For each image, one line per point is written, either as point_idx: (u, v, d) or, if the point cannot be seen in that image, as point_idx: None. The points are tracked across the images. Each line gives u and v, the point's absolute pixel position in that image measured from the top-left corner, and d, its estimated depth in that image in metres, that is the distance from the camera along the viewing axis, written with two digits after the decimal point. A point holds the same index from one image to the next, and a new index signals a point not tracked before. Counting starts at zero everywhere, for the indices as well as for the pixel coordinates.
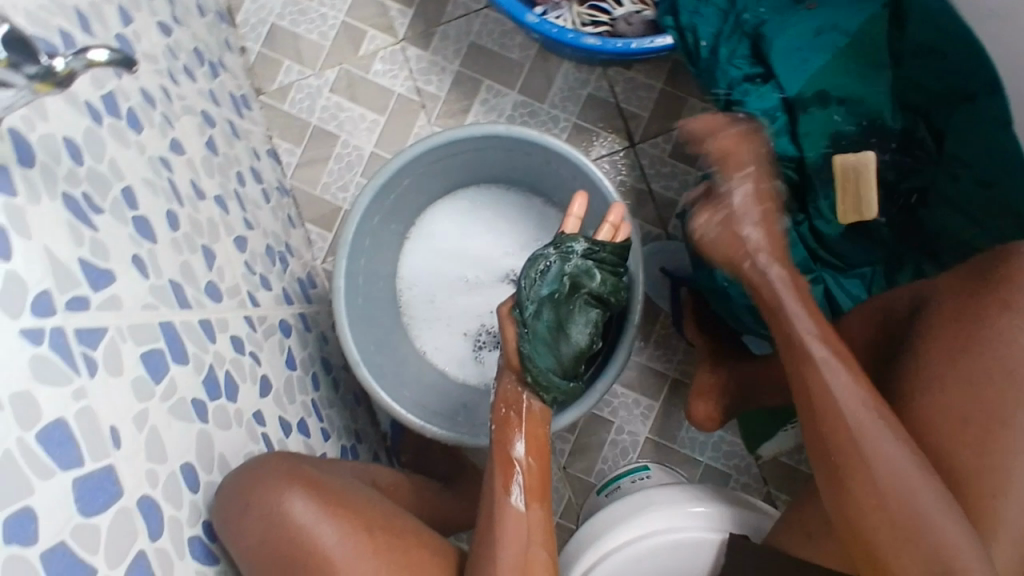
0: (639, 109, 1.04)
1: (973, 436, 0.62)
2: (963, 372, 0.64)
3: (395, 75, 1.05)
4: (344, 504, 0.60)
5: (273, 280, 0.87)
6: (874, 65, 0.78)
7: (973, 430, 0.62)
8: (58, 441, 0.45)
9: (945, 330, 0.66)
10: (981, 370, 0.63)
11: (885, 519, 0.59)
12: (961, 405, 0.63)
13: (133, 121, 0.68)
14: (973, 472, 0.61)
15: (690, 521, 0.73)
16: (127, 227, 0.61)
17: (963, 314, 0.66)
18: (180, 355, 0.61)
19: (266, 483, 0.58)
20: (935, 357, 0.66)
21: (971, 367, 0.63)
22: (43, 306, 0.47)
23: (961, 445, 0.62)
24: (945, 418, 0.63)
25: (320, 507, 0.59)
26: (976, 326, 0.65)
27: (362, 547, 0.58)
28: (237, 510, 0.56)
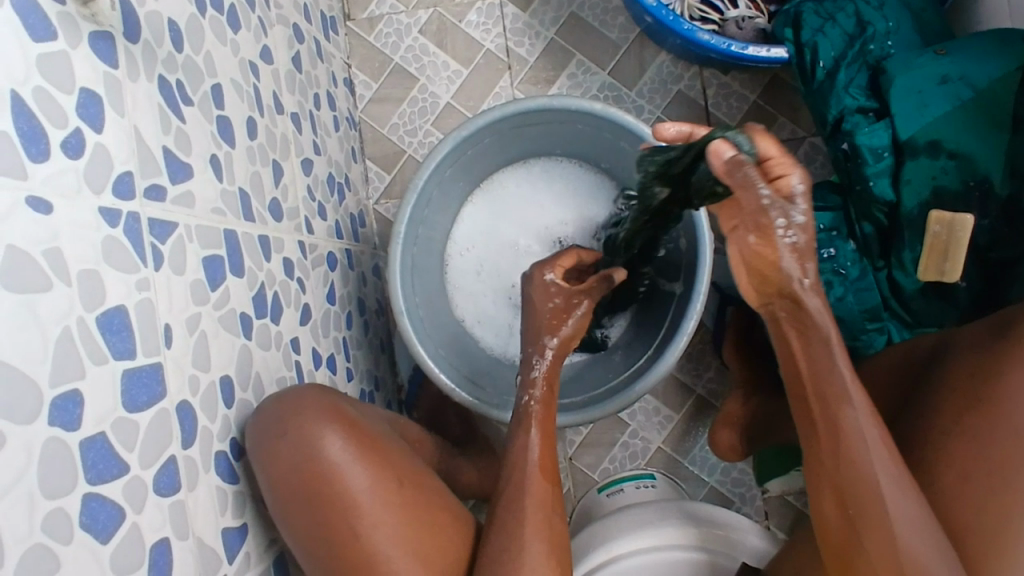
0: (726, 117, 1.01)
1: (974, 485, 0.56)
2: (971, 415, 0.58)
3: (487, 30, 1.02)
4: (380, 452, 0.59)
5: (329, 210, 0.85)
6: (996, 125, 0.71)
7: (980, 477, 0.56)
8: (116, 328, 0.43)
9: (962, 370, 0.61)
10: (990, 414, 0.58)
11: (880, 553, 0.54)
12: (964, 447, 0.58)
13: (232, 19, 0.66)
14: (984, 532, 0.55)
15: (661, 518, 0.73)
16: (211, 125, 0.59)
17: (983, 351, 0.61)
18: (237, 267, 0.59)
19: (309, 417, 0.57)
20: (947, 400, 0.61)
21: (980, 411, 0.58)
22: (124, 187, 0.46)
23: (964, 492, 0.57)
24: (951, 470, 0.58)
25: (357, 451, 0.57)
26: (992, 365, 0.59)
27: (388, 497, 0.56)
28: (274, 434, 0.55)
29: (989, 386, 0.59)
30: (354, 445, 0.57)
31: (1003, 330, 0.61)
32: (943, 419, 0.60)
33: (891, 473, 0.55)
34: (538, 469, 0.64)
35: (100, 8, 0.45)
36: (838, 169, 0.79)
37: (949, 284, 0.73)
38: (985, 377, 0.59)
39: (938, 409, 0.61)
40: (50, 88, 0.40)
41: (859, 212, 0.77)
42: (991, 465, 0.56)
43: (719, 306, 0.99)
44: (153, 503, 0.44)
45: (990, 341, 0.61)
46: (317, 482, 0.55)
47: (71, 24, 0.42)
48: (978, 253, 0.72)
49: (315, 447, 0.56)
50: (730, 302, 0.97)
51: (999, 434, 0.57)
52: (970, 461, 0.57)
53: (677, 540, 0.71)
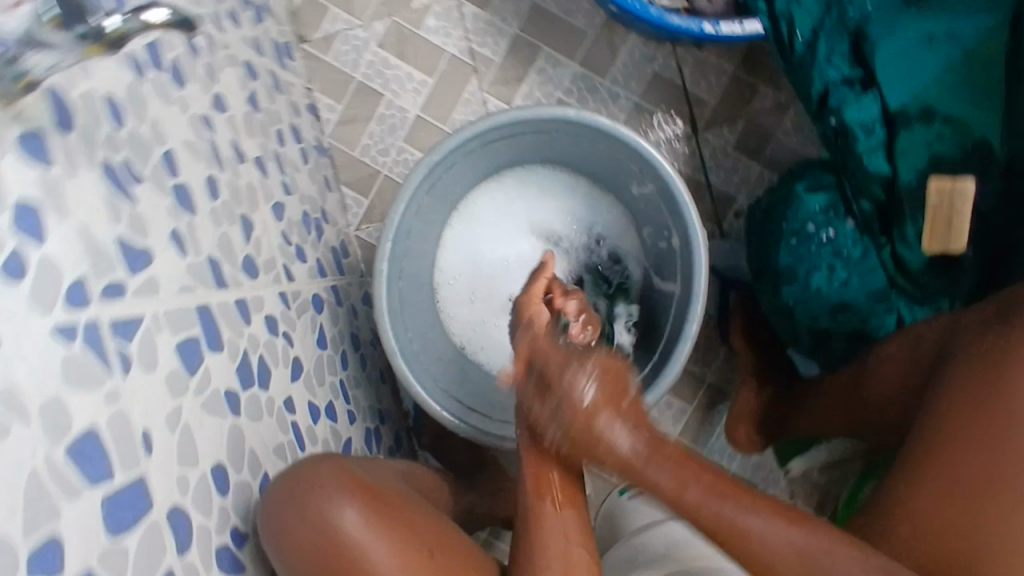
0: (705, 94, 0.97)
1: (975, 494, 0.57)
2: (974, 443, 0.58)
3: (448, 34, 0.98)
4: (404, 522, 0.58)
5: (308, 250, 0.82)
6: (989, 83, 0.69)
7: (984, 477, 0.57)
8: (89, 454, 0.41)
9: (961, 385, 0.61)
10: (994, 446, 0.57)
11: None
12: (975, 451, 0.58)
13: (176, 75, 0.62)
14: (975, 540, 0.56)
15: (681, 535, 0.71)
16: (168, 198, 0.55)
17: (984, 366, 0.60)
18: (215, 342, 0.57)
19: (329, 492, 0.56)
20: (961, 397, 0.60)
21: (977, 437, 0.58)
22: (77, 296, 0.43)
23: (965, 499, 0.57)
24: (958, 472, 0.58)
25: (377, 528, 0.56)
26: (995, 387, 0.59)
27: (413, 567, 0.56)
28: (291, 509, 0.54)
29: (992, 408, 0.58)
30: (372, 520, 0.56)
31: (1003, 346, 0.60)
32: (957, 419, 0.60)
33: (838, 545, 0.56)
34: (557, 499, 0.66)
35: (24, 107, 0.42)
36: (828, 146, 0.75)
37: (957, 255, 0.70)
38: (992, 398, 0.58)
39: (938, 427, 0.61)
40: None
41: (855, 189, 0.73)
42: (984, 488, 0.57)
43: (721, 292, 0.97)
44: None
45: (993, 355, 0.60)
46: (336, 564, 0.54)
47: None
48: (979, 218, 0.70)
49: (332, 525, 0.55)
50: (732, 286, 0.95)
51: (1000, 463, 0.57)
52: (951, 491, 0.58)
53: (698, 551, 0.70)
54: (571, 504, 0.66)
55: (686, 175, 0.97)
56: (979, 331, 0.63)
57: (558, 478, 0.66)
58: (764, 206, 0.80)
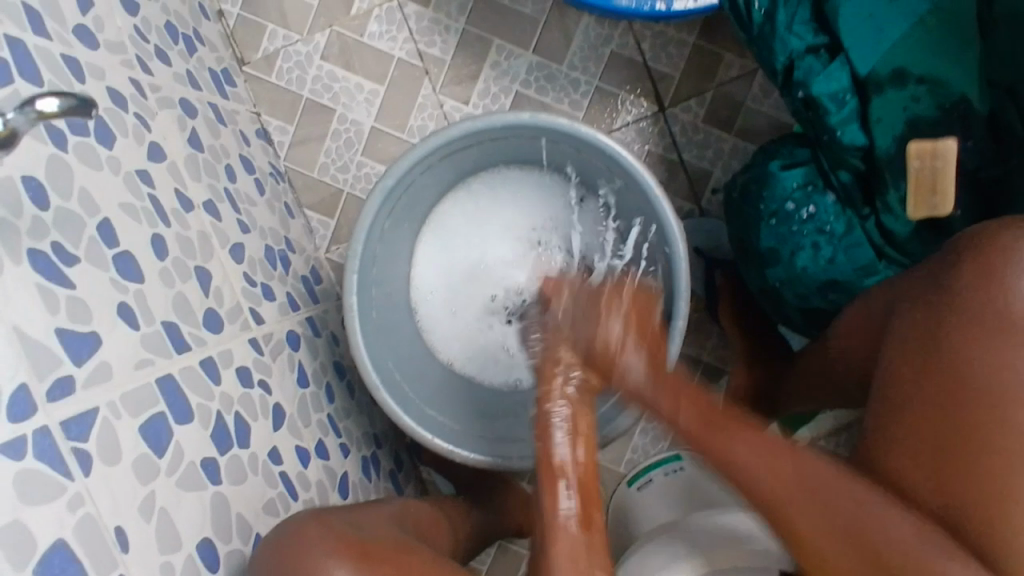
0: (668, 68, 0.93)
1: (953, 442, 0.55)
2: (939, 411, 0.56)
3: (393, 37, 0.93)
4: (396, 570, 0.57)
5: (276, 287, 0.79)
6: (963, 38, 0.65)
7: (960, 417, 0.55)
8: (57, 569, 0.39)
9: (906, 358, 0.60)
10: (971, 397, 0.55)
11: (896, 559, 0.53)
12: (936, 393, 0.57)
13: (103, 135, 0.58)
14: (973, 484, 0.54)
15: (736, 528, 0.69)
16: (108, 271, 0.53)
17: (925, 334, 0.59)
18: (184, 413, 0.54)
19: (310, 552, 0.55)
20: (905, 354, 0.60)
21: (938, 404, 0.56)
22: (20, 406, 0.40)
23: (940, 445, 0.56)
24: (926, 423, 0.57)
25: None
26: (941, 352, 0.57)
27: None
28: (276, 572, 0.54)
29: (940, 369, 0.57)
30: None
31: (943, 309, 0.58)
32: (913, 373, 0.59)
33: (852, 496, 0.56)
34: (577, 520, 0.60)
35: None
36: (799, 120, 0.72)
37: (945, 217, 0.67)
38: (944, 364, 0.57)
39: (899, 404, 0.59)
40: None
41: (831, 161, 0.71)
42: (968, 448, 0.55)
43: (707, 271, 0.94)
44: None
45: (930, 321, 0.59)
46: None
47: None
48: (966, 176, 0.67)
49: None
50: (718, 264, 0.92)
51: (984, 409, 0.54)
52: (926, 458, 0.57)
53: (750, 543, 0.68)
54: (587, 524, 0.60)
55: (658, 155, 0.94)
56: (914, 296, 0.62)
57: (570, 496, 0.60)
58: (740, 187, 0.77)
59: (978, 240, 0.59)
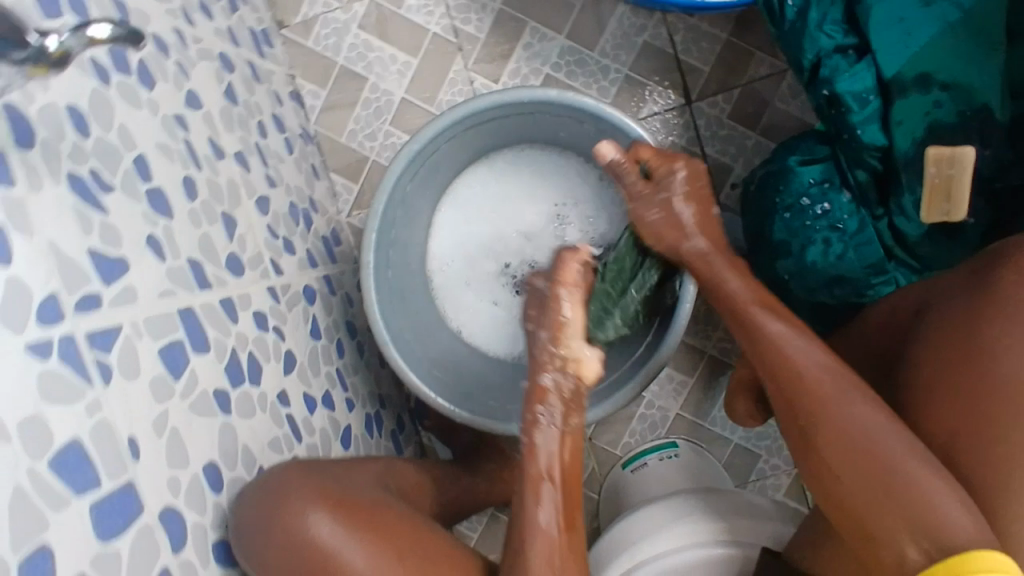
0: (698, 62, 0.94)
1: (966, 402, 0.58)
2: (968, 378, 0.58)
3: (430, 12, 0.95)
4: (375, 524, 0.59)
5: (297, 242, 0.82)
6: (991, 49, 0.65)
7: (968, 375, 0.58)
8: (73, 465, 0.42)
9: (936, 352, 0.61)
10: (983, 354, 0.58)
11: (895, 513, 0.54)
12: (962, 350, 0.59)
13: (145, 76, 0.61)
14: (982, 447, 0.56)
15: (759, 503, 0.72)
16: (141, 203, 0.55)
17: (954, 333, 0.61)
18: (201, 344, 0.57)
19: (293, 505, 0.57)
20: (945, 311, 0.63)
21: (969, 372, 0.58)
22: (51, 312, 0.43)
23: (958, 397, 0.59)
24: (951, 376, 0.59)
25: (349, 536, 0.57)
26: (978, 346, 0.59)
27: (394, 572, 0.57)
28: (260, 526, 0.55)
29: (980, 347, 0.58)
30: (344, 530, 0.57)
31: (988, 296, 0.60)
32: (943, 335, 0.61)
33: (855, 401, 0.59)
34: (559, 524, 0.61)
35: None
36: (822, 117, 0.73)
37: (956, 223, 0.68)
38: (976, 356, 0.58)
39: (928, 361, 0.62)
40: None
41: (849, 159, 0.72)
42: (994, 447, 0.56)
43: None
44: None
45: (966, 315, 0.61)
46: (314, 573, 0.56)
47: None
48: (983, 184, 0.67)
49: (305, 539, 0.56)
50: None
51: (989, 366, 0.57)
52: (953, 414, 0.59)
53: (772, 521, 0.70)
54: (569, 525, 0.61)
55: (681, 147, 0.95)
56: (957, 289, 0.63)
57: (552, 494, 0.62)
58: (758, 180, 0.78)
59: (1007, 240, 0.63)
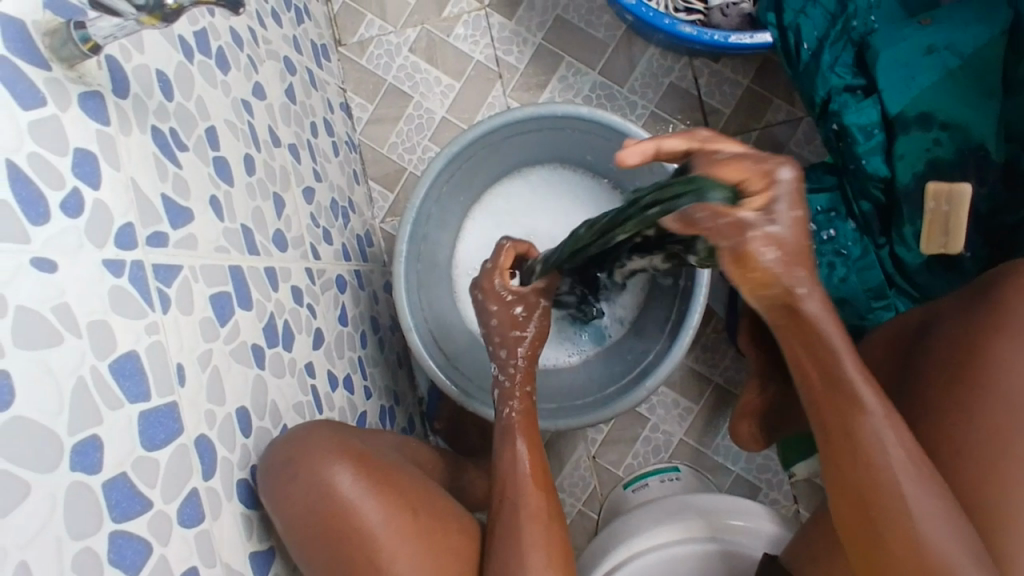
0: (721, 105, 1.01)
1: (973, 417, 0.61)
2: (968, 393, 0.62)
3: (476, 42, 1.03)
4: (391, 482, 0.63)
5: (334, 234, 0.87)
6: (987, 95, 0.72)
7: (967, 394, 0.62)
8: (129, 373, 0.46)
9: (941, 376, 0.64)
10: (979, 374, 0.62)
11: (901, 547, 0.52)
12: (965, 372, 0.63)
13: (220, 61, 0.68)
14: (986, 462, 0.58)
15: (747, 507, 0.74)
16: (207, 167, 0.61)
17: (956, 358, 0.64)
18: (245, 300, 0.62)
19: (317, 454, 0.60)
20: (948, 339, 0.66)
21: (966, 390, 0.62)
22: (126, 238, 0.48)
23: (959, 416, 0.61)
24: (952, 395, 0.62)
25: (368, 486, 0.61)
26: (980, 366, 0.62)
27: (405, 530, 0.61)
28: (285, 477, 0.58)
29: (984, 365, 0.62)
30: (366, 481, 0.61)
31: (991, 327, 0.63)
32: (948, 356, 0.65)
33: (903, 458, 0.53)
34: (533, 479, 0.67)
35: (87, 69, 0.47)
36: (830, 150, 0.79)
37: (954, 255, 0.73)
38: (977, 377, 0.62)
39: (928, 382, 0.65)
40: (44, 152, 0.43)
41: (855, 190, 0.78)
42: (991, 464, 0.58)
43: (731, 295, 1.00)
44: (178, 534, 0.48)
45: (967, 340, 0.64)
46: (329, 520, 0.59)
47: (58, 88, 0.45)
48: (979, 217, 0.73)
49: (327, 485, 0.59)
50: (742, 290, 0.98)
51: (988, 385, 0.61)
52: (956, 431, 0.61)
53: (754, 523, 0.73)
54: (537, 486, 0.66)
55: None
56: (954, 318, 0.67)
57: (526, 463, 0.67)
58: None
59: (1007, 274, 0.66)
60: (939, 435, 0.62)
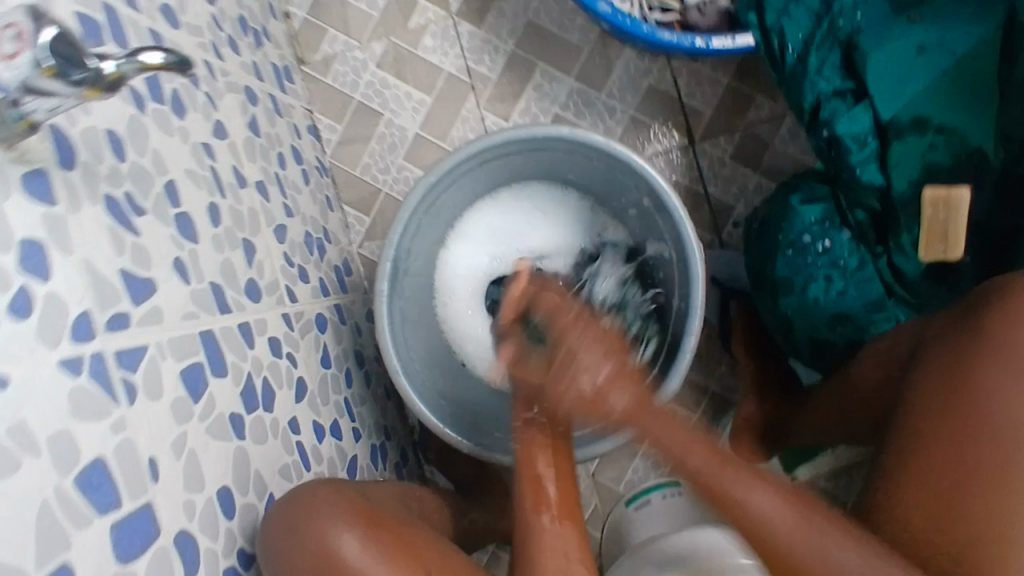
0: (702, 105, 0.98)
1: (959, 443, 0.62)
2: (949, 415, 0.63)
3: (445, 53, 0.99)
4: (401, 541, 0.60)
5: (311, 271, 0.83)
6: (980, 97, 0.71)
7: (941, 417, 0.64)
8: (96, 483, 0.43)
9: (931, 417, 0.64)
10: (965, 395, 0.63)
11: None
12: (949, 394, 0.64)
13: (176, 106, 0.63)
14: (966, 488, 0.61)
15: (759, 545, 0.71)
16: (170, 228, 0.57)
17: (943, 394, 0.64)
18: (219, 367, 0.58)
19: (320, 519, 0.57)
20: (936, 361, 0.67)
21: (951, 412, 0.63)
22: (83, 329, 0.44)
23: (944, 440, 0.63)
24: (936, 419, 0.64)
25: (376, 550, 0.58)
26: (969, 386, 0.63)
27: None
28: (288, 545, 0.55)
29: (973, 383, 0.63)
30: (371, 544, 0.58)
31: (975, 351, 0.64)
32: (943, 374, 0.65)
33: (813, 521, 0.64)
34: (553, 515, 0.68)
35: (28, 146, 0.43)
36: (822, 157, 0.79)
37: (953, 262, 0.73)
38: (969, 417, 0.62)
39: (916, 404, 0.66)
40: None
41: (850, 201, 0.78)
42: (990, 488, 0.60)
43: (722, 301, 0.97)
44: None
45: (962, 360, 0.64)
46: None
47: None
48: (978, 225, 0.73)
49: (331, 550, 0.57)
50: (733, 296, 0.96)
51: (970, 405, 0.62)
52: (944, 457, 0.63)
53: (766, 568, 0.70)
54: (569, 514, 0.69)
55: (684, 186, 0.98)
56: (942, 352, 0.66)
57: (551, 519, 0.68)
58: (761, 218, 0.85)
59: (994, 293, 0.66)
60: (923, 459, 0.64)
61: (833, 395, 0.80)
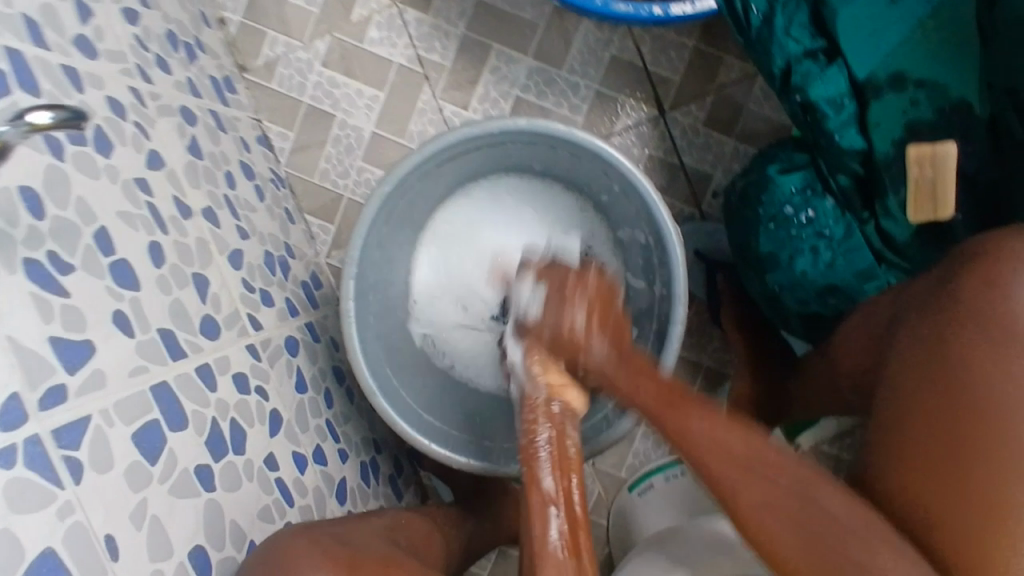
0: (669, 72, 0.93)
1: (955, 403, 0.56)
2: (944, 376, 0.58)
3: (393, 43, 0.94)
4: None
5: (275, 293, 0.79)
6: (959, 48, 0.70)
7: (941, 380, 0.58)
8: None
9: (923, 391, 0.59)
10: (964, 350, 0.58)
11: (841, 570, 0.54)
12: (942, 353, 0.59)
13: (100, 143, 0.58)
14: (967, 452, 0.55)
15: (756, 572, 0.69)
16: (104, 279, 0.53)
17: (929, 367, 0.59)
18: (178, 420, 0.54)
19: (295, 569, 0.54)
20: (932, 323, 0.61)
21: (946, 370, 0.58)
22: (14, 415, 0.41)
23: (939, 401, 0.57)
24: (933, 380, 0.58)
25: None
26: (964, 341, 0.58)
27: None
28: None
29: (970, 336, 0.58)
30: None
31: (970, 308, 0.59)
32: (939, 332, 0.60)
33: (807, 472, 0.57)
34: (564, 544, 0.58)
35: None
36: (797, 123, 0.77)
37: (945, 222, 0.71)
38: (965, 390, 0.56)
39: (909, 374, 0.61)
40: None
41: (831, 166, 0.75)
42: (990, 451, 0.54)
43: (708, 275, 0.94)
44: None
45: (956, 318, 0.59)
46: None
47: None
48: (969, 180, 0.71)
49: None
50: (719, 268, 0.92)
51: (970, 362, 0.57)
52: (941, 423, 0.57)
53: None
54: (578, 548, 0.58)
55: (658, 160, 0.93)
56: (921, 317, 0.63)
57: (559, 519, 0.59)
58: (739, 189, 0.83)
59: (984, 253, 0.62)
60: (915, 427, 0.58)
61: (825, 371, 0.77)
